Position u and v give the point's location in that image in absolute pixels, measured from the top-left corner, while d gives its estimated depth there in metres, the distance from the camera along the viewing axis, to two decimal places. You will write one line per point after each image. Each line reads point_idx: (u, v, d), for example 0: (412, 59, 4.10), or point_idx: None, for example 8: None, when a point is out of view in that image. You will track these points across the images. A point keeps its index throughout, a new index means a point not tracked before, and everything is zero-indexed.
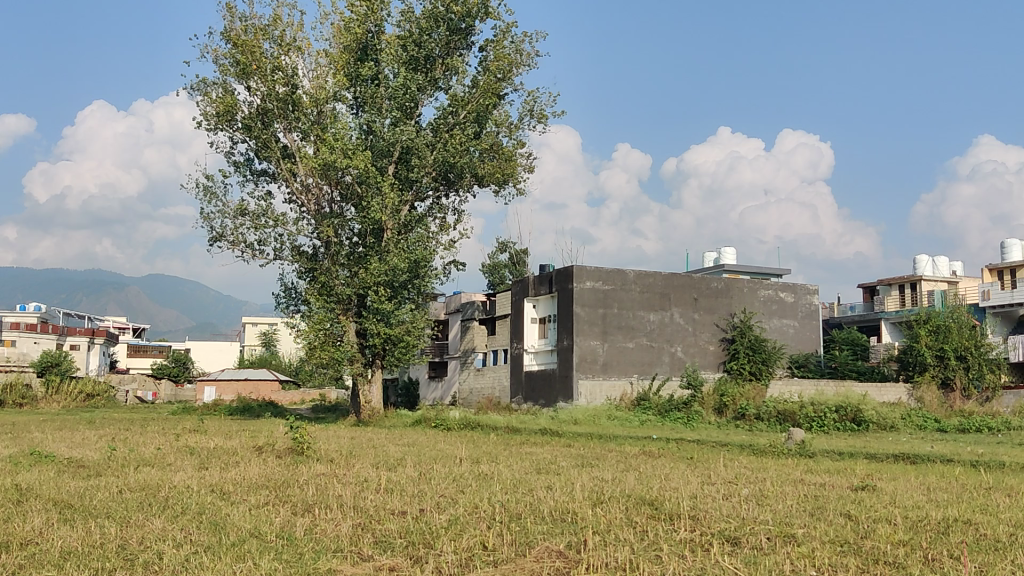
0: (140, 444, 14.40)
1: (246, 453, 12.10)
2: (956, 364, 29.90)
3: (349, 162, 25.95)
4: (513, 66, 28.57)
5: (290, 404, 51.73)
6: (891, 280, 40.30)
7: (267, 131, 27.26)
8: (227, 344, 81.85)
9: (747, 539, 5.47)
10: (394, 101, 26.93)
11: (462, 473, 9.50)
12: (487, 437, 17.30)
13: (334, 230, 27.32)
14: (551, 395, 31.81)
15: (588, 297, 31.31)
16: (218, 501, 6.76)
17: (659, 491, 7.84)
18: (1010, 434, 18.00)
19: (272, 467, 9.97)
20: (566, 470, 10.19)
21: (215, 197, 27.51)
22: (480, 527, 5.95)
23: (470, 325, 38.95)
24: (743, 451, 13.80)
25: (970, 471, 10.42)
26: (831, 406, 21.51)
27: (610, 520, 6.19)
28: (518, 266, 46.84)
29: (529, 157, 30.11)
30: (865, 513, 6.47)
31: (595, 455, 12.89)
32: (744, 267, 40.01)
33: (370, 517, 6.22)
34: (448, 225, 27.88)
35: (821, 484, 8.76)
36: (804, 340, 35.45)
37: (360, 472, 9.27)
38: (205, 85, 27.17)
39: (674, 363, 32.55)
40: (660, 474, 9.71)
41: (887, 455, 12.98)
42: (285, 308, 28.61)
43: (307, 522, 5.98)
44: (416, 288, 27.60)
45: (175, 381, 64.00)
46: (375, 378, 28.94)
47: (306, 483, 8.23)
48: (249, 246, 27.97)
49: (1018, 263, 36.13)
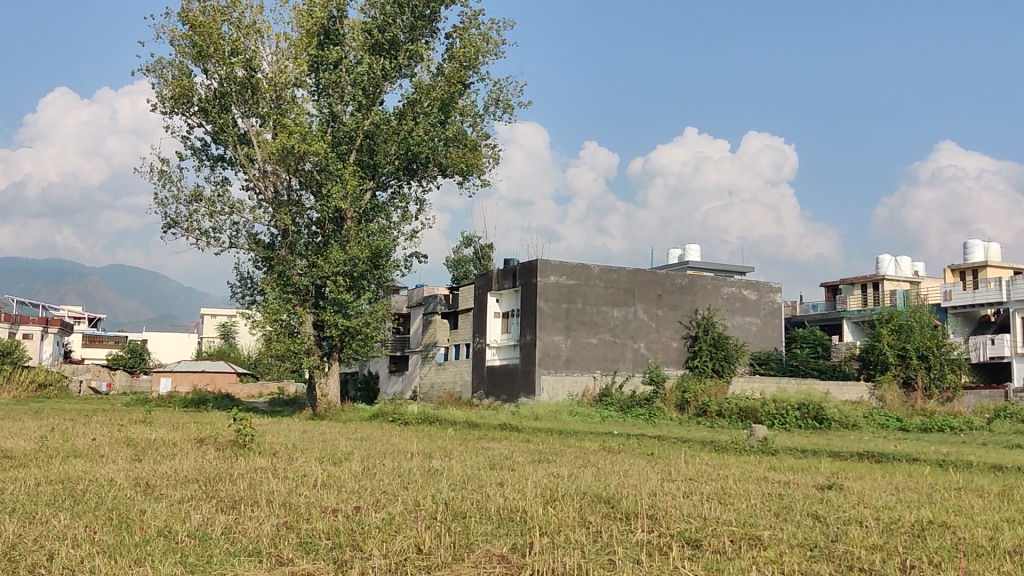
0: (78, 434, 13.77)
1: (187, 445, 11.52)
2: (918, 364, 29.88)
3: (308, 149, 25.30)
4: (479, 55, 28.10)
5: (248, 397, 50.85)
6: (854, 279, 40.38)
7: (225, 115, 26.55)
8: (185, 335, 80.63)
9: (709, 542, 5.04)
10: (357, 87, 26.32)
11: (411, 469, 8.98)
12: (444, 431, 16.82)
13: (292, 218, 26.70)
14: (513, 390, 31.38)
15: (551, 291, 30.90)
16: (135, 495, 6.23)
17: (617, 488, 7.39)
18: (972, 433, 17.88)
19: (210, 460, 9.40)
20: (520, 466, 9.72)
21: (169, 182, 26.76)
22: (420, 527, 5.47)
23: (432, 319, 38.40)
24: (705, 448, 13.46)
25: (936, 471, 10.12)
26: (794, 404, 21.28)
27: (562, 520, 5.73)
28: (482, 261, 46.35)
29: (494, 148, 29.62)
30: (834, 514, 6.07)
31: (553, 450, 12.45)
32: (708, 264, 39.87)
33: (301, 515, 5.72)
34: (410, 216, 27.35)
35: (785, 482, 8.40)
36: (766, 338, 35.33)
37: (301, 467, 8.73)
38: (161, 67, 26.36)
39: (636, 360, 32.26)
40: (618, 470, 9.27)
41: (850, 453, 12.71)
42: (240, 298, 27.91)
43: (228, 519, 5.46)
44: (377, 278, 27.02)
45: (131, 373, 62.80)
46: (332, 371, 28.28)
47: (240, 477, 7.69)
48: (204, 234, 27.25)
49: (979, 264, 36.33)
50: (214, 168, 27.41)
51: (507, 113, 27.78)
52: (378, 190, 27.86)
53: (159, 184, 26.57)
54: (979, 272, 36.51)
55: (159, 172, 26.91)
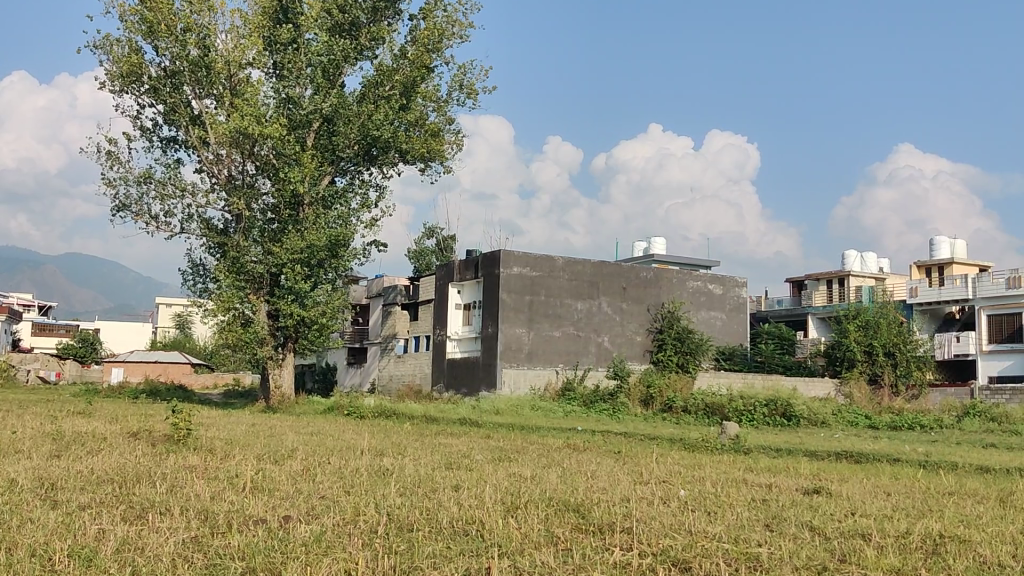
0: (5, 426, 12.84)
1: (118, 440, 10.62)
2: (884, 360, 29.56)
3: (263, 131, 24.28)
4: (444, 38, 27.26)
5: (203, 389, 49.64)
6: (819, 275, 40.10)
7: (176, 94, 25.47)
8: (139, 325, 78.81)
9: (700, 563, 4.33)
10: (315, 68, 25.45)
11: (358, 469, 8.20)
12: (401, 427, 16.00)
13: (246, 202, 25.65)
14: (474, 383, 30.59)
15: (515, 283, 30.13)
16: (28, 502, 5.45)
17: (585, 493, 6.64)
18: (945, 431, 17.42)
19: (136, 457, 8.56)
20: (478, 466, 8.97)
21: (118, 162, 25.66)
22: (354, 546, 4.70)
23: (391, 310, 37.52)
24: (675, 446, 12.78)
25: (922, 473, 9.53)
26: (762, 400, 20.76)
27: (527, 536, 4.97)
28: (444, 253, 45.51)
29: (458, 134, 28.77)
30: (831, 525, 5.43)
31: (514, 447, 11.76)
32: (673, 258, 39.39)
33: (219, 527, 4.97)
34: (369, 203, 26.46)
35: (769, 485, 7.73)
36: (730, 333, 34.95)
37: (234, 466, 7.91)
38: (109, 43, 25.16)
39: (600, 354, 31.65)
40: (586, 470, 8.56)
41: (826, 452, 12.12)
42: (191, 286, 26.83)
43: (126, 534, 4.72)
44: (334, 267, 26.07)
45: (81, 363, 60.93)
46: (286, 362, 27.19)
47: (163, 477, 6.86)
48: (154, 218, 26.20)
49: (945, 261, 36.19)
50: (165, 150, 26.35)
51: (471, 98, 26.98)
52: (337, 175, 27.00)
53: (106, 163, 25.47)
54: (945, 269, 36.38)
55: (106, 152, 25.81)
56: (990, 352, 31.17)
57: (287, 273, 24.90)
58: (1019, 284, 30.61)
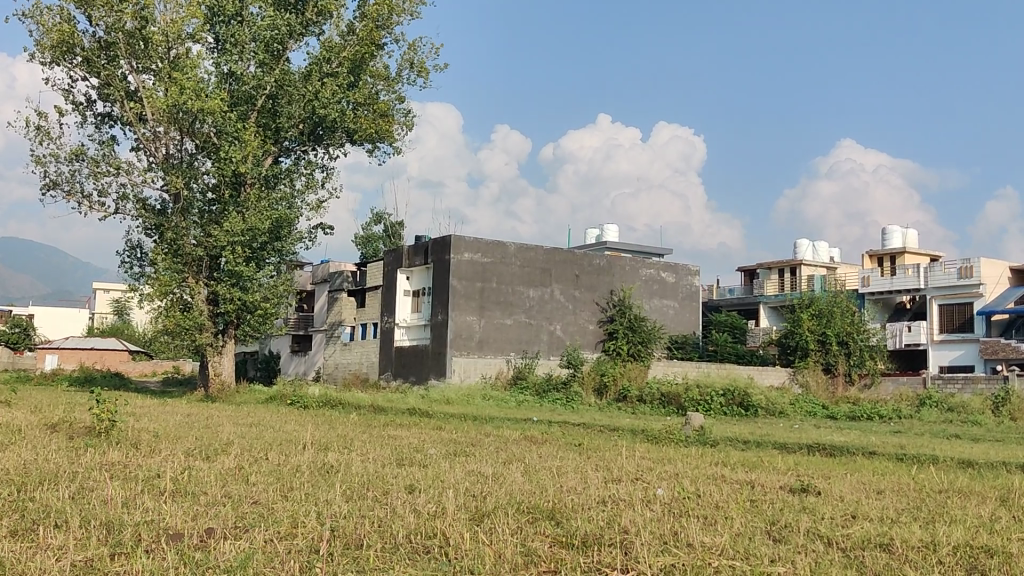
0: None
1: (33, 433, 9.66)
2: (838, 350, 29.39)
3: (203, 108, 23.10)
4: (394, 14, 26.26)
5: (140, 377, 48.10)
6: (771, 264, 39.96)
7: (111, 67, 24.18)
8: (76, 311, 76.46)
9: None
10: (259, 43, 24.35)
11: (299, 466, 7.40)
12: (347, 417, 15.18)
13: (185, 181, 24.41)
14: (422, 371, 29.77)
15: (465, 269, 29.32)
16: None
17: (557, 496, 5.90)
18: (905, 422, 17.10)
19: (47, 452, 7.63)
20: (433, 461, 8.21)
21: (48, 138, 24.32)
22: None
23: (338, 296, 36.47)
24: (636, 438, 12.15)
25: (905, 467, 9.01)
26: (718, 390, 20.30)
27: (501, 555, 4.23)
28: (392, 239, 44.54)
29: (408, 113, 27.82)
30: (840, 533, 4.81)
31: (468, 439, 11.04)
32: (626, 245, 38.95)
33: (123, 547, 4.20)
34: (315, 184, 25.47)
35: (752, 483, 7.10)
36: (682, 322, 34.64)
37: (158, 464, 7.05)
38: (40, 11, 23.74)
39: (552, 342, 31.07)
40: (551, 467, 7.86)
41: (796, 444, 11.58)
42: (128, 269, 25.58)
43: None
44: (278, 250, 25.04)
45: (14, 349, 58.61)
46: (226, 349, 26.08)
47: (72, 477, 5.98)
48: (87, 197, 24.90)
49: (897, 250, 36.22)
50: (100, 126, 25.05)
51: (422, 77, 26.08)
52: (281, 155, 25.94)
53: (36, 139, 24.12)
54: (896, 258, 36.39)
55: (35, 127, 24.42)
56: (940, 343, 31.32)
57: (228, 255, 23.76)
58: (971, 274, 30.70)
